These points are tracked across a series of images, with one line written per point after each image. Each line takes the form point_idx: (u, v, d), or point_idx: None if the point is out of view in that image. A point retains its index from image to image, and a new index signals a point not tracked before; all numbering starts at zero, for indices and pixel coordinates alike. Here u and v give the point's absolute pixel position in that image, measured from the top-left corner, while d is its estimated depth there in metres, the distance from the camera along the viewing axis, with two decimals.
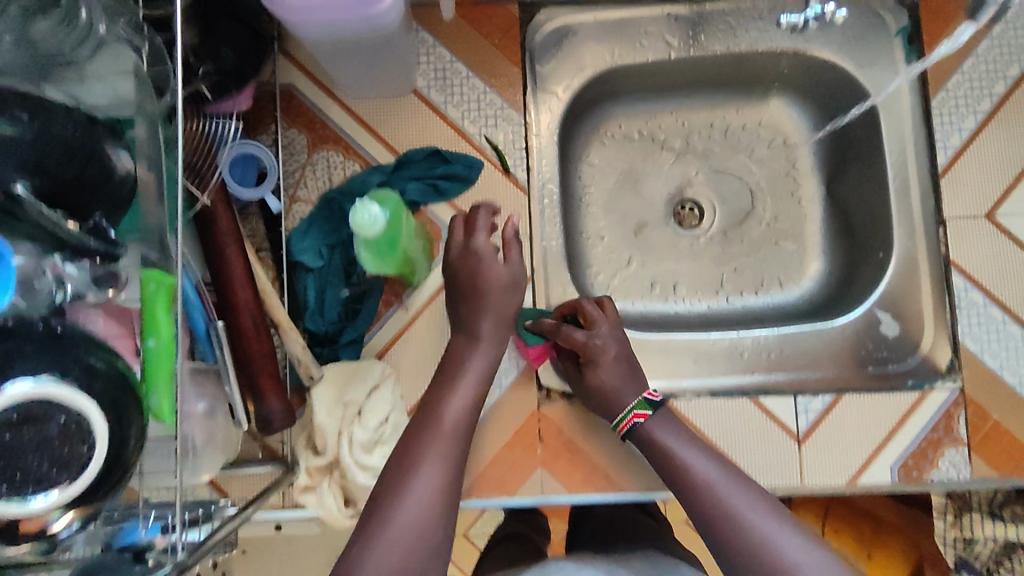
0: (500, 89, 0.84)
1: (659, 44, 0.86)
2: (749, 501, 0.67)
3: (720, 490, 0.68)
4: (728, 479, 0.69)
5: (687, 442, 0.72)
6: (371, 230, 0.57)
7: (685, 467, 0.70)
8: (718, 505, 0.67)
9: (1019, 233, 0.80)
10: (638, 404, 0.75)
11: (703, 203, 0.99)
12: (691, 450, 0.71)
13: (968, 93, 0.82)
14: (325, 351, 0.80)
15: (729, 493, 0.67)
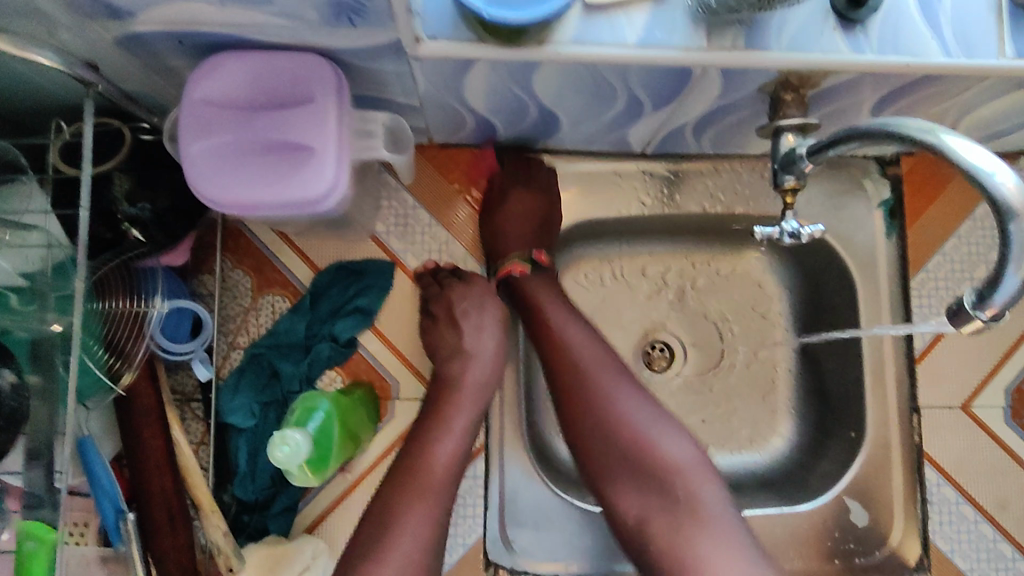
0: (465, 240, 0.80)
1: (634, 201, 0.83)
2: (652, 401, 0.69)
3: (632, 426, 0.68)
4: (649, 411, 0.69)
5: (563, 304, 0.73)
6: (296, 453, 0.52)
7: (605, 395, 0.70)
8: (644, 447, 0.67)
9: (993, 427, 0.78)
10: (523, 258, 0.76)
11: (673, 346, 0.96)
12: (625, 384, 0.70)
13: (949, 276, 0.81)
14: (253, 520, 0.73)
15: (633, 425, 0.68)
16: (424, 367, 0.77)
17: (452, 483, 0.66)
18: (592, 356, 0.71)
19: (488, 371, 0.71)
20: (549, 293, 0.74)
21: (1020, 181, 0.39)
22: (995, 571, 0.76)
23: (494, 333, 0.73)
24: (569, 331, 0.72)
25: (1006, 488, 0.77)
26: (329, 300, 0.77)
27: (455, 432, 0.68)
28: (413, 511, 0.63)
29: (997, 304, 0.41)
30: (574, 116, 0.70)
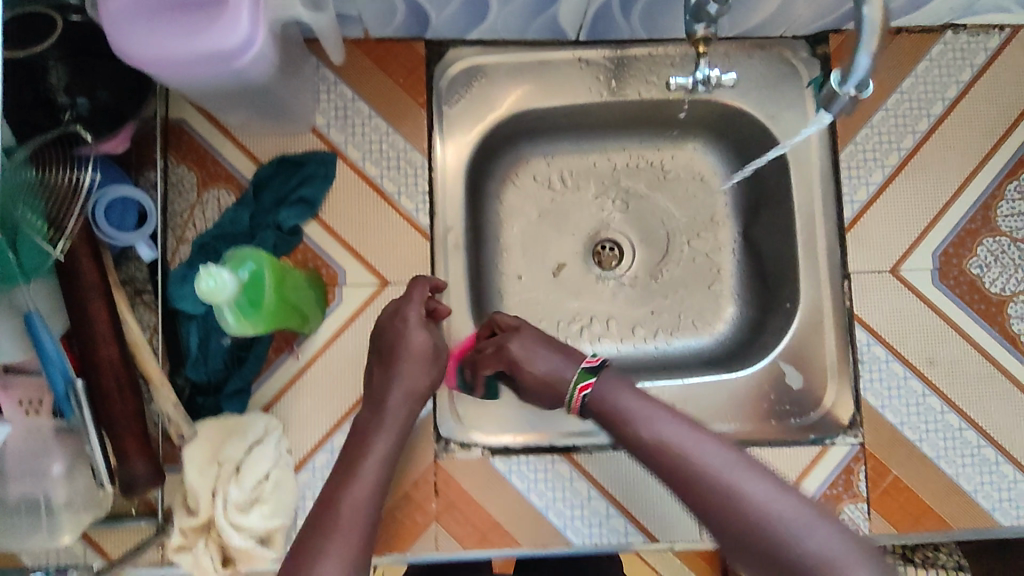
0: (403, 129, 0.81)
1: (590, 86, 0.85)
2: (783, 501, 0.55)
3: (785, 523, 0.54)
4: (790, 505, 0.56)
5: (645, 402, 0.65)
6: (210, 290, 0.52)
7: (717, 477, 0.58)
8: (781, 541, 0.54)
9: (921, 288, 0.81)
10: (581, 376, 0.69)
11: (622, 243, 0.99)
12: (712, 448, 0.60)
13: (877, 146, 0.82)
14: (208, 401, 0.76)
15: (773, 509, 0.55)
16: (369, 253, 0.79)
17: (380, 493, 0.64)
18: (728, 471, 0.58)
19: (420, 341, 0.71)
20: (643, 407, 0.65)
21: None
22: (924, 424, 0.80)
23: (422, 358, 0.71)
24: (710, 464, 0.59)
25: (933, 344, 0.81)
26: (271, 191, 0.78)
27: (376, 453, 0.67)
28: (335, 532, 0.59)
29: (858, 69, 0.53)
30: None
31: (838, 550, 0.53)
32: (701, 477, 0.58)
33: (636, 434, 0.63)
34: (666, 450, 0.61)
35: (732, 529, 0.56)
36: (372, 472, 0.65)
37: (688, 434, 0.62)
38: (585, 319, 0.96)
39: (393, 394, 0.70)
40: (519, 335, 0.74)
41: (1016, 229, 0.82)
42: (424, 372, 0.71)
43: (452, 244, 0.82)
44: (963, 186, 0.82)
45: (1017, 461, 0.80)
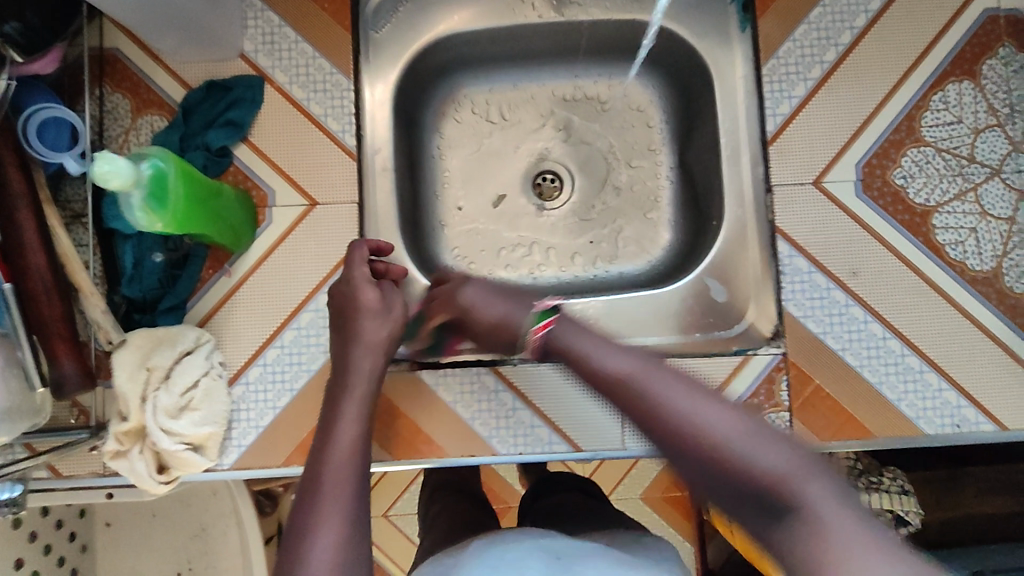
0: (329, 53, 0.83)
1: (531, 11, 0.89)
2: (726, 417, 0.49)
3: (715, 429, 0.49)
4: (745, 425, 0.49)
5: (589, 338, 0.60)
6: (104, 174, 0.55)
7: (654, 395, 0.52)
8: (733, 459, 0.47)
9: (843, 199, 0.82)
10: (536, 319, 0.65)
11: (562, 174, 1.00)
12: (659, 374, 0.54)
13: (799, 60, 0.83)
14: (144, 318, 0.79)
15: (727, 433, 0.48)
16: (298, 175, 0.82)
17: (360, 452, 0.61)
18: (689, 406, 0.50)
19: (372, 291, 0.73)
20: (603, 344, 0.59)
21: None
22: (848, 335, 0.80)
23: (377, 315, 0.72)
24: (666, 395, 0.52)
25: (856, 255, 0.81)
26: (202, 116, 0.81)
27: (348, 416, 0.64)
28: (321, 494, 0.56)
29: None
30: None
31: (786, 466, 0.46)
32: (672, 419, 0.50)
33: (593, 368, 0.57)
34: (612, 379, 0.55)
35: (703, 465, 0.48)
36: (351, 426, 0.63)
37: (631, 360, 0.56)
38: (524, 249, 0.98)
39: (355, 356, 0.69)
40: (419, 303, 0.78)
41: (940, 139, 0.82)
42: (383, 330, 0.71)
43: (380, 166, 0.86)
44: (887, 98, 0.83)
45: (942, 370, 0.81)
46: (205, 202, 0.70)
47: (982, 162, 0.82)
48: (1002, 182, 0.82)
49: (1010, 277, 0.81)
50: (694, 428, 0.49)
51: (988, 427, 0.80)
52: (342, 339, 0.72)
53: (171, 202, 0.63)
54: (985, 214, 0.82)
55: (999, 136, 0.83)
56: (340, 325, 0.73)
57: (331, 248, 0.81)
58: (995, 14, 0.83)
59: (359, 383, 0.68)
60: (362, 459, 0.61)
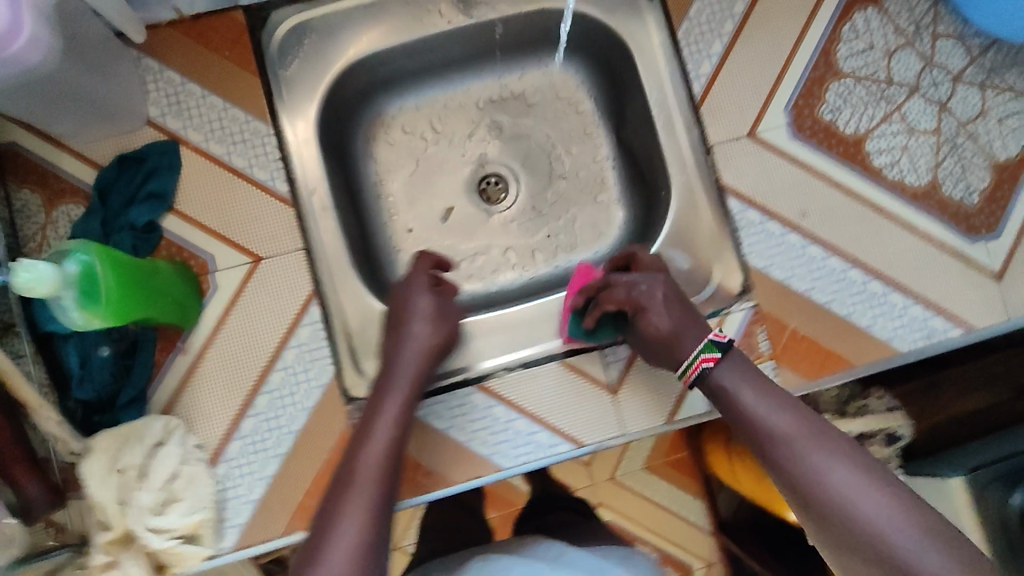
0: (241, 102, 0.79)
1: (440, 19, 0.87)
2: (885, 504, 0.60)
3: (886, 529, 0.59)
4: (902, 516, 0.59)
5: (746, 382, 0.70)
6: (26, 284, 0.52)
7: (813, 466, 0.63)
8: (881, 545, 0.58)
9: (780, 145, 0.83)
10: (707, 346, 0.72)
11: (504, 175, 0.99)
12: (819, 448, 0.64)
13: (710, 18, 0.84)
14: (104, 418, 0.74)
15: (885, 526, 0.59)
16: (235, 234, 0.78)
17: (390, 462, 0.70)
18: (844, 489, 0.61)
19: (427, 303, 0.80)
20: (781, 418, 0.66)
21: None
22: (811, 274, 0.82)
23: (430, 324, 0.78)
24: (812, 466, 0.63)
25: (805, 196, 0.83)
26: (121, 195, 0.76)
27: (388, 419, 0.71)
28: (354, 493, 0.67)
29: None
30: None
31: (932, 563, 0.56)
32: (824, 499, 0.62)
33: (764, 426, 0.67)
34: (788, 456, 0.64)
35: (862, 542, 0.60)
36: (393, 419, 0.71)
37: (804, 427, 0.65)
38: (484, 258, 0.96)
39: (405, 354, 0.76)
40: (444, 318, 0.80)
41: (858, 68, 0.84)
42: (430, 340, 0.77)
43: (319, 206, 0.82)
44: (801, 38, 0.84)
45: (904, 288, 0.83)
46: (144, 281, 0.67)
47: (900, 82, 0.85)
48: (922, 98, 0.85)
49: (947, 185, 0.84)
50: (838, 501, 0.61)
51: (957, 332, 0.83)
52: (392, 335, 0.78)
53: (103, 293, 0.60)
54: (913, 131, 0.84)
55: (911, 54, 0.85)
56: (394, 333, 0.78)
57: (286, 302, 0.77)
58: None
59: (405, 374, 0.74)
60: (393, 460, 0.70)
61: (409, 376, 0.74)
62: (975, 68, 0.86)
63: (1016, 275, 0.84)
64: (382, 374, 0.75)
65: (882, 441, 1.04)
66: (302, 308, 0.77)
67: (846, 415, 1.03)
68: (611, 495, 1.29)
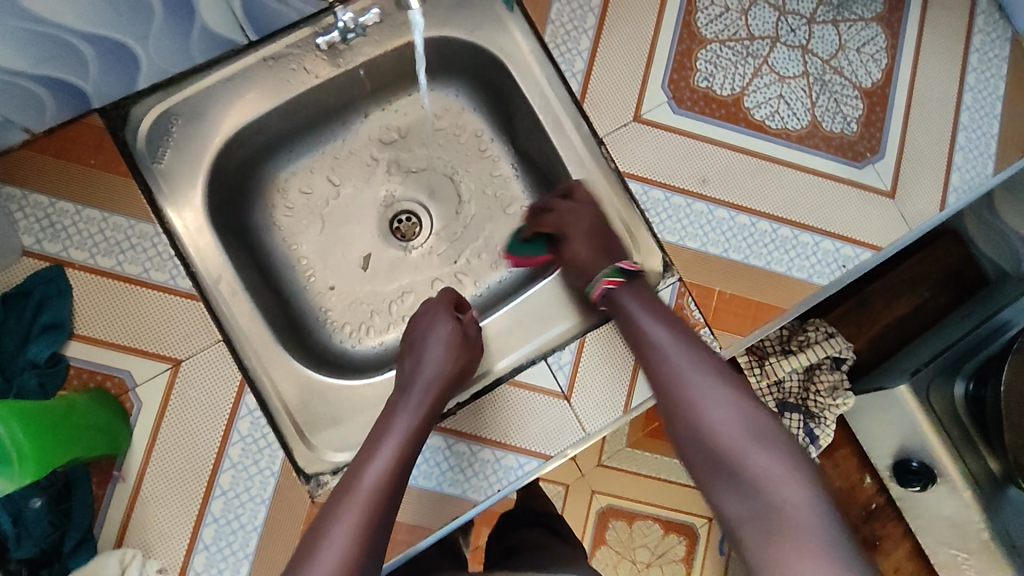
0: (119, 208, 0.76)
1: (306, 74, 0.84)
2: (772, 455, 0.65)
3: (759, 459, 0.65)
4: (773, 451, 0.66)
5: (643, 304, 0.78)
6: None
7: (694, 395, 0.71)
8: (758, 483, 0.63)
9: (666, 122, 0.85)
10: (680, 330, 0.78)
11: (413, 210, 0.98)
12: (710, 389, 0.71)
13: (572, 16, 0.85)
14: (54, 569, 0.70)
15: (754, 456, 0.65)
16: (147, 344, 0.74)
17: (393, 482, 0.69)
18: (726, 424, 0.68)
19: (447, 324, 0.82)
20: (695, 370, 0.72)
21: None
22: (724, 235, 0.85)
23: (450, 351, 0.79)
24: (699, 398, 0.70)
25: (701, 165, 0.85)
26: (14, 335, 0.72)
27: (393, 441, 0.72)
28: (349, 505, 0.67)
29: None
30: (129, 31, 0.68)
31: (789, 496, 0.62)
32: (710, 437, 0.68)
33: (657, 350, 0.75)
34: (677, 386, 0.72)
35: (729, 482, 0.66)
36: (404, 433, 0.72)
37: (687, 347, 0.75)
38: (413, 297, 0.95)
39: (420, 380, 0.77)
40: (466, 341, 0.81)
41: (719, 32, 0.87)
42: (449, 364, 0.78)
43: (228, 292, 0.79)
44: (659, 14, 0.86)
45: (811, 227, 0.86)
46: (59, 428, 0.65)
47: (760, 36, 0.88)
48: (785, 45, 0.88)
49: (827, 121, 0.88)
50: (716, 437, 0.68)
51: (867, 255, 0.87)
52: (414, 362, 0.80)
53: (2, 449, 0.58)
54: (784, 79, 0.88)
55: (764, 7, 0.88)
56: (411, 356, 0.81)
57: (218, 398, 0.74)
58: None
59: (421, 387, 0.77)
60: (395, 479, 0.69)
61: (423, 404, 0.75)
62: (825, 6, 0.90)
63: (906, 189, 0.89)
64: (397, 395, 0.78)
65: (829, 367, 1.08)
66: (236, 400, 0.74)
67: (791, 352, 1.07)
68: (602, 479, 1.30)
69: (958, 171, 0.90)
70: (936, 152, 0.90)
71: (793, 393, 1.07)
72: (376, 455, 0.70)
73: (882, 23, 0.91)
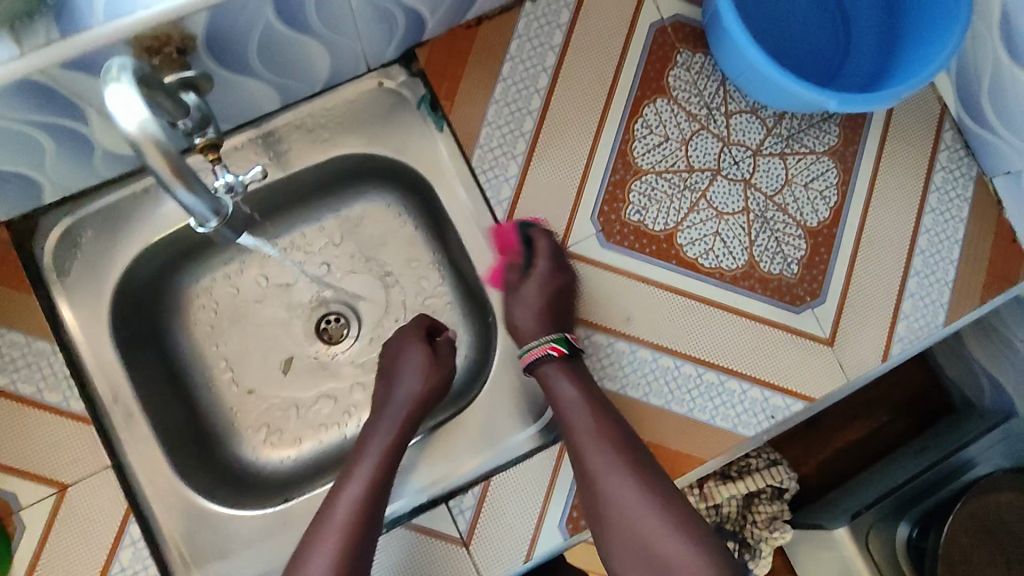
0: (17, 324, 0.75)
1: None
2: (634, 496, 0.71)
3: (677, 547, 0.68)
4: (648, 503, 0.70)
5: (565, 373, 0.77)
6: None
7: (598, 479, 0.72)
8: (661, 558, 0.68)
9: (593, 256, 0.82)
10: (558, 340, 0.77)
11: (343, 312, 0.95)
12: (616, 474, 0.72)
13: (501, 140, 0.83)
14: None
15: (646, 521, 0.70)
16: (33, 467, 0.73)
17: (370, 505, 0.72)
18: (636, 507, 0.70)
19: (418, 345, 0.84)
20: (591, 438, 0.73)
21: (138, 117, 0.47)
22: (645, 378, 0.80)
23: (421, 374, 0.82)
24: (610, 488, 0.71)
25: (628, 302, 0.81)
26: None
27: (367, 470, 0.74)
28: (326, 535, 0.69)
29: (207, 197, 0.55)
30: (24, 162, 0.68)
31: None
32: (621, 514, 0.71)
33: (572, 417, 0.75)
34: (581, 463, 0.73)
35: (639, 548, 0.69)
36: (379, 457, 0.76)
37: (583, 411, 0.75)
38: (330, 407, 0.91)
39: (391, 403, 0.81)
40: (432, 364, 0.83)
41: (656, 162, 0.83)
42: (418, 387, 0.81)
43: (124, 412, 0.77)
44: (594, 143, 0.84)
45: (740, 373, 0.81)
46: None
47: (701, 167, 0.84)
48: (725, 179, 0.84)
49: (765, 262, 0.83)
50: (614, 510, 0.71)
51: (799, 405, 0.81)
52: (386, 385, 0.84)
53: None
54: (722, 215, 0.83)
55: (708, 137, 0.85)
56: (383, 377, 0.85)
57: (100, 528, 0.73)
58: (661, 25, 0.87)
59: (395, 409, 0.81)
60: (370, 508, 0.72)
61: (392, 430, 0.78)
62: (773, 138, 0.86)
63: (847, 337, 0.83)
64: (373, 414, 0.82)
65: (771, 496, 1.03)
66: (118, 532, 0.73)
67: (732, 477, 1.00)
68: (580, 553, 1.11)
69: (904, 320, 0.84)
70: (884, 299, 0.85)
71: (730, 519, 1.01)
72: (353, 480, 0.73)
73: (834, 157, 0.86)
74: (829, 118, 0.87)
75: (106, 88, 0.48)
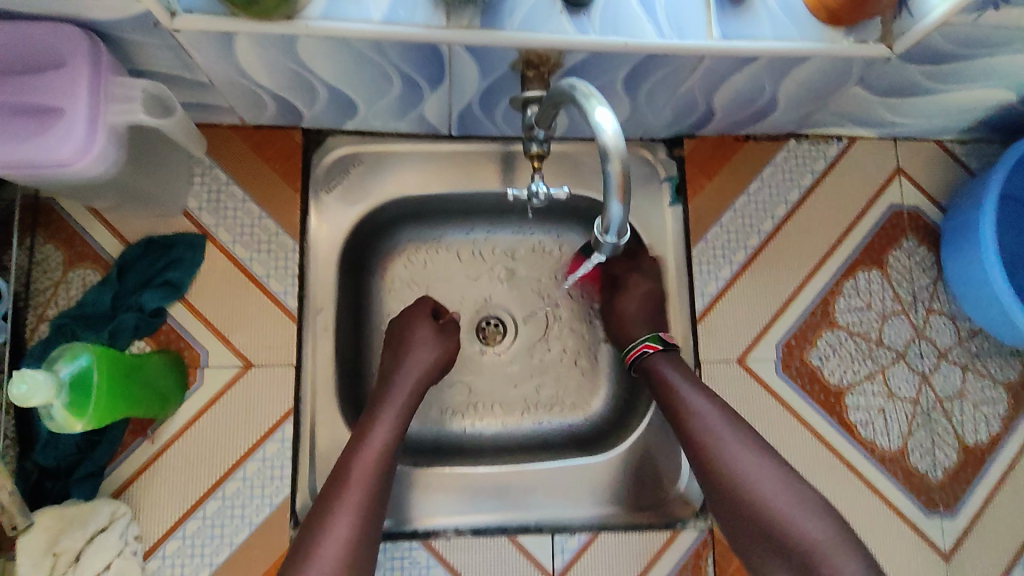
0: (275, 214, 0.85)
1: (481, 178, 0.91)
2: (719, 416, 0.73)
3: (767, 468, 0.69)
4: (772, 477, 0.68)
5: (686, 380, 0.77)
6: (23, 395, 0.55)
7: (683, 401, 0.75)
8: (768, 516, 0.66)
9: (766, 377, 0.87)
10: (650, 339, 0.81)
11: (506, 321, 0.97)
12: (689, 388, 0.76)
13: (725, 244, 0.90)
14: (56, 485, 0.76)
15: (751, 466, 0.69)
16: (235, 337, 0.82)
17: (390, 451, 0.74)
18: (728, 434, 0.72)
19: (428, 326, 0.85)
20: (697, 402, 0.75)
21: (616, 128, 0.49)
22: None
23: (430, 345, 0.84)
24: (696, 407, 0.74)
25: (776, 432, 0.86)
26: (135, 271, 0.81)
27: (388, 419, 0.76)
28: (346, 498, 0.69)
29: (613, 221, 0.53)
30: (360, 97, 0.77)
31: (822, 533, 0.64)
32: (699, 417, 0.73)
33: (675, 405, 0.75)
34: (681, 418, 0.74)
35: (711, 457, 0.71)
36: (388, 428, 0.75)
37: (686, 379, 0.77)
38: (463, 391, 0.95)
39: (401, 368, 0.81)
40: (438, 347, 0.84)
41: (852, 323, 0.89)
42: (432, 356, 0.83)
43: (321, 325, 0.83)
44: (804, 282, 0.90)
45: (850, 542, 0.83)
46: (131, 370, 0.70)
47: (889, 345, 0.89)
48: (907, 366, 0.89)
49: (915, 455, 0.87)
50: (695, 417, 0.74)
51: None
52: (395, 354, 0.83)
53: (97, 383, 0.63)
54: (892, 396, 0.88)
55: (904, 321, 0.90)
56: (390, 349, 0.84)
57: (264, 414, 0.81)
58: (899, 209, 0.93)
59: (409, 371, 0.81)
60: (388, 461, 0.73)
61: (408, 385, 0.79)
62: (962, 349, 0.90)
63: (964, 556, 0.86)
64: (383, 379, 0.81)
65: None
66: (275, 423, 0.81)
67: None
68: None
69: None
70: (1009, 539, 0.87)
71: None
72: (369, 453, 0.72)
73: (1010, 391, 0.91)
74: (1015, 354, 0.92)
75: (584, 103, 0.51)
